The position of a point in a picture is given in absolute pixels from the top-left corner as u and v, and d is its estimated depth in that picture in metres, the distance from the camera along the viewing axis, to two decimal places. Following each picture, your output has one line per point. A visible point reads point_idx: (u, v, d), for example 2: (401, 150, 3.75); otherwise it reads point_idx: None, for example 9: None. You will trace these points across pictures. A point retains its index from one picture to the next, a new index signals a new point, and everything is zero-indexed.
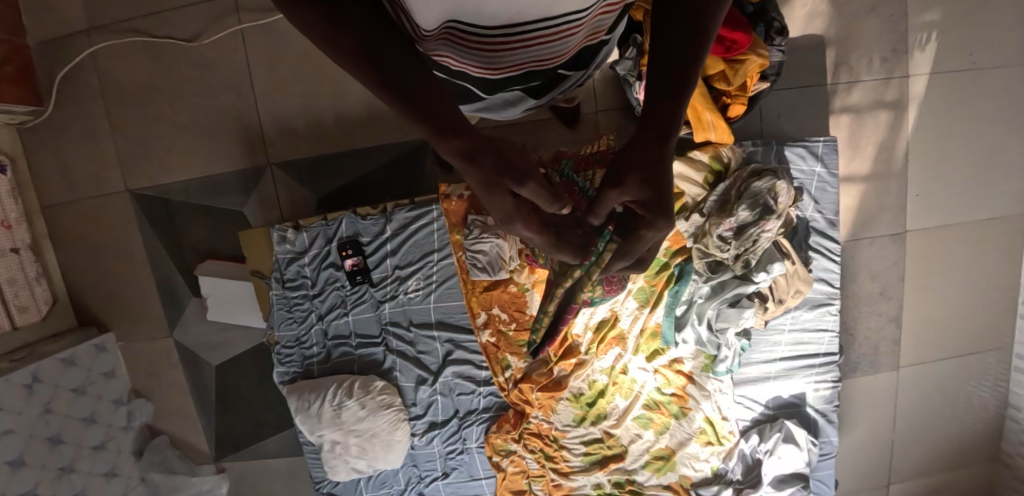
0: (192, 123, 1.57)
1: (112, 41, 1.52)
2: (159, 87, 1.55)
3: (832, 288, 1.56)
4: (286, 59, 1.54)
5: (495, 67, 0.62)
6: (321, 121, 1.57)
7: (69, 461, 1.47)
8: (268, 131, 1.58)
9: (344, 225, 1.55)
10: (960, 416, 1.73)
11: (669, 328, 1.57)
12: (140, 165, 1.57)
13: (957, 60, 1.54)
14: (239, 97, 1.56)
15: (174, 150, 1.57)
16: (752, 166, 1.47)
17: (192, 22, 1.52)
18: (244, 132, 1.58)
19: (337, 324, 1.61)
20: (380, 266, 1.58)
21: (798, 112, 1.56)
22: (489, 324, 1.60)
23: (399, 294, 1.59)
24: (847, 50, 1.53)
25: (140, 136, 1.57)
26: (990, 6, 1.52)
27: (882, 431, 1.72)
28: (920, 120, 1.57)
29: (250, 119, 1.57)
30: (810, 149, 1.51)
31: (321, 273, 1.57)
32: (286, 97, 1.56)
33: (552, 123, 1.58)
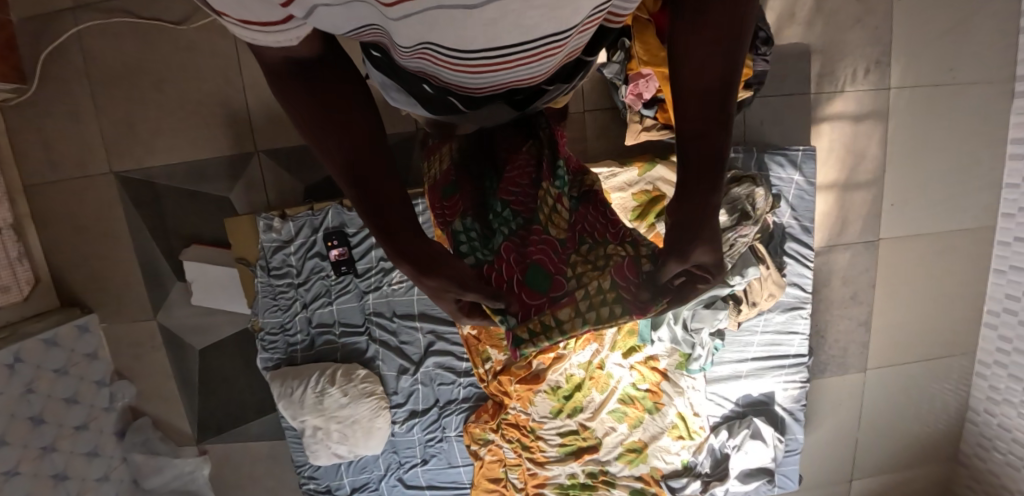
0: (179, 107, 1.57)
1: (99, 21, 1.51)
2: (146, 69, 1.54)
3: (804, 292, 1.61)
4: None
5: (481, 85, 0.62)
6: None
7: (51, 440, 1.49)
8: (256, 117, 1.58)
9: (331, 215, 1.57)
10: (921, 418, 1.81)
11: (646, 326, 1.61)
12: (125, 148, 1.57)
13: (937, 74, 1.58)
14: (227, 82, 1.56)
15: (160, 134, 1.57)
16: (733, 172, 1.52)
17: (181, 5, 1.51)
18: (232, 118, 1.58)
19: (321, 312, 1.63)
20: (365, 256, 1.60)
21: (780, 120, 1.59)
22: None
23: (384, 285, 1.61)
24: (831, 60, 1.56)
25: (127, 119, 1.56)
26: (972, 23, 1.55)
27: (847, 430, 1.79)
28: (899, 131, 1.61)
29: (238, 105, 1.57)
30: (789, 157, 1.54)
31: (307, 262, 1.59)
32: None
33: None
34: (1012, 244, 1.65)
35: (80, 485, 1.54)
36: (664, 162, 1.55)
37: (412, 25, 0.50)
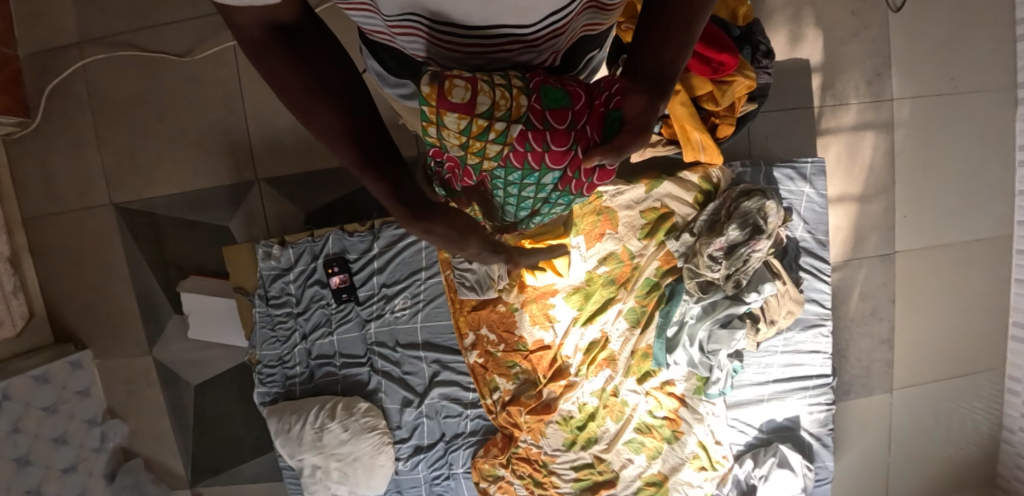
0: (181, 137, 1.56)
1: (105, 54, 1.53)
2: (149, 100, 1.55)
3: (824, 308, 1.55)
4: None
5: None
6: (310, 137, 1.57)
7: (36, 483, 1.41)
8: (257, 145, 1.57)
9: (332, 241, 1.54)
10: (955, 441, 1.70)
11: (660, 349, 1.55)
12: (126, 178, 1.56)
13: (939, 84, 1.56)
14: (229, 111, 1.56)
15: (161, 164, 1.56)
16: (742, 186, 1.48)
17: (186, 37, 1.53)
18: (234, 146, 1.57)
19: (321, 343, 1.57)
20: (367, 283, 1.56)
21: (785, 132, 1.58)
22: (477, 345, 1.56)
23: (385, 313, 1.56)
24: (833, 73, 1.55)
25: (129, 149, 1.56)
26: (970, 32, 1.55)
27: (877, 456, 1.69)
28: (906, 142, 1.59)
29: (240, 133, 1.57)
30: (798, 171, 1.51)
31: (306, 290, 1.54)
32: (277, 110, 1.56)
33: None
34: None
35: None
36: (670, 179, 1.50)
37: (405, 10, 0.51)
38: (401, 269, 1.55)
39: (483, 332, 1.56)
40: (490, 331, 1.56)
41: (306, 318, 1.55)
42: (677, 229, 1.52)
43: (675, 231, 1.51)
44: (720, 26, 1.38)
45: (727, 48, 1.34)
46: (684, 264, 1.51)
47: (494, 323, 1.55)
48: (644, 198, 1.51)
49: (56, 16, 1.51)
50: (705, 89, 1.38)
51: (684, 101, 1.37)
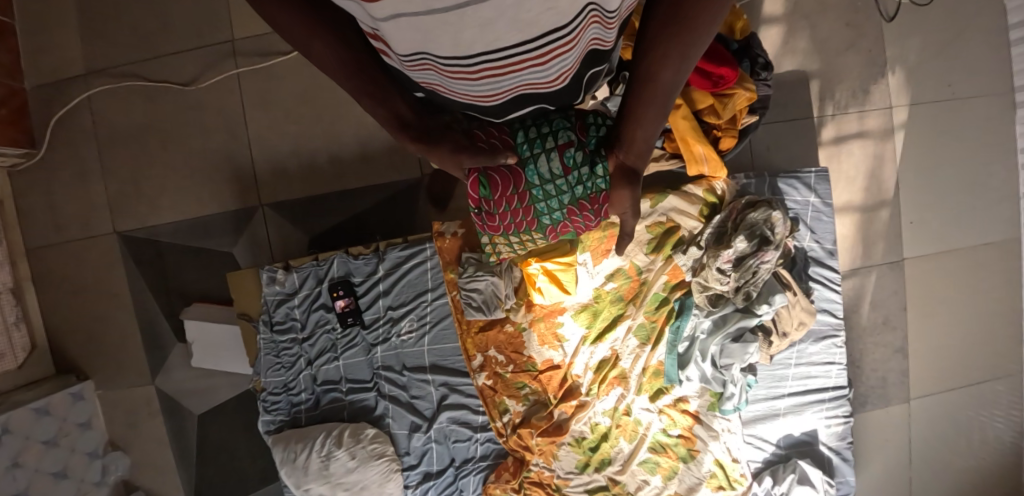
0: (185, 164, 1.57)
1: (111, 85, 1.55)
2: (153, 129, 1.56)
3: (836, 318, 1.52)
4: (281, 101, 1.57)
5: (488, 94, 0.65)
6: (314, 161, 1.58)
7: None
8: (261, 170, 1.58)
9: (337, 264, 1.49)
10: (979, 452, 1.65)
11: (672, 365, 1.52)
12: (130, 206, 1.56)
13: (936, 91, 1.58)
14: (232, 137, 1.57)
15: (165, 191, 1.56)
16: (747, 197, 1.47)
17: (190, 66, 1.55)
18: (237, 172, 1.57)
19: (327, 369, 1.52)
20: (372, 307, 1.50)
21: (785, 144, 1.58)
22: (485, 367, 1.53)
23: (391, 337, 1.50)
24: (829, 84, 1.57)
25: (133, 178, 1.56)
26: (964, 39, 1.57)
27: (898, 469, 1.64)
28: (907, 148, 1.59)
29: (243, 160, 1.58)
30: (802, 180, 1.49)
31: (311, 315, 1.49)
32: (280, 136, 1.58)
33: None
34: None
35: None
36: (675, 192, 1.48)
37: (401, 27, 0.50)
38: (407, 290, 1.49)
39: (491, 353, 1.53)
40: (498, 351, 1.53)
41: (310, 345, 1.51)
42: (684, 243, 1.49)
43: (683, 244, 1.48)
44: (718, 41, 1.39)
45: (726, 61, 1.34)
46: (693, 278, 1.48)
47: (502, 345, 1.53)
48: (650, 213, 1.48)
49: (63, 50, 1.54)
50: (705, 103, 1.37)
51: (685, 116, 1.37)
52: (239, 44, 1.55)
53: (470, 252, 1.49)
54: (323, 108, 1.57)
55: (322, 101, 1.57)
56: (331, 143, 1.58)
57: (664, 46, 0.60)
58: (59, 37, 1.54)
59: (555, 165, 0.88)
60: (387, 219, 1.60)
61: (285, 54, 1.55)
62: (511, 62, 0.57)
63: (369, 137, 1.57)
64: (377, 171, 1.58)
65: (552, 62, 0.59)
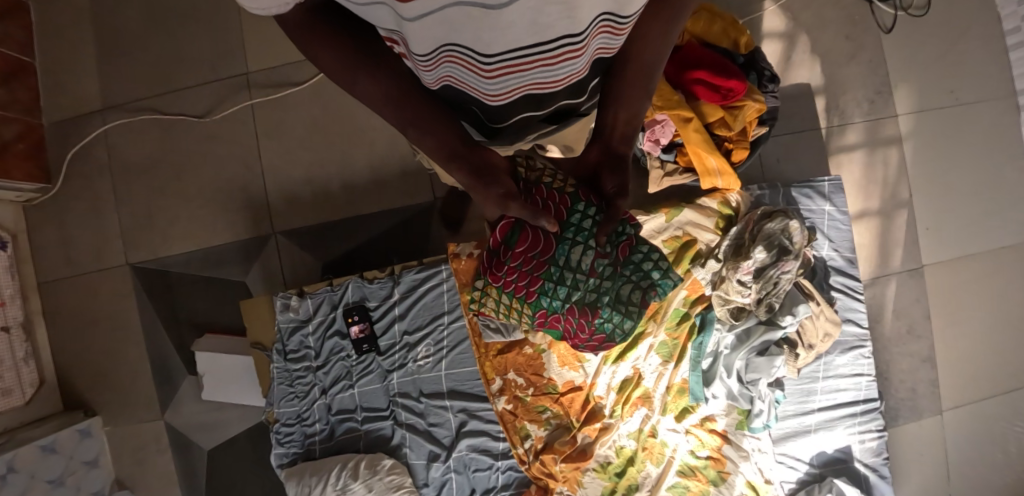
0: (199, 194, 1.57)
1: (127, 119, 1.57)
2: (167, 160, 1.57)
3: (862, 328, 1.49)
4: (294, 130, 1.58)
5: (503, 100, 0.62)
6: (326, 188, 1.58)
7: None
8: (274, 198, 1.58)
9: (352, 289, 1.46)
10: (1021, 466, 1.59)
11: (697, 383, 1.48)
12: (143, 238, 1.55)
13: (940, 98, 1.60)
14: (245, 167, 1.58)
15: (178, 222, 1.56)
16: (762, 208, 1.46)
17: (205, 99, 1.58)
18: (250, 201, 1.57)
19: (342, 398, 1.47)
20: (388, 332, 1.47)
21: (795, 156, 1.59)
22: (505, 391, 1.48)
23: (408, 363, 1.46)
24: (835, 95, 1.60)
25: (147, 209, 1.56)
26: (962, 47, 1.60)
27: (937, 486, 1.57)
28: (916, 155, 1.60)
29: (256, 188, 1.58)
30: (816, 189, 1.48)
31: (325, 342, 1.45)
32: (293, 165, 1.58)
33: None
34: None
35: None
36: (691, 206, 1.46)
37: (429, 26, 0.50)
38: (423, 314, 1.47)
39: (510, 376, 1.48)
40: (517, 375, 1.49)
41: (326, 373, 1.46)
42: (702, 256, 1.47)
43: (701, 258, 1.46)
44: (723, 55, 1.40)
45: (733, 74, 1.36)
46: (713, 292, 1.46)
47: (521, 367, 1.49)
48: (665, 227, 1.46)
49: (81, 86, 1.57)
50: (715, 116, 1.39)
51: (695, 129, 1.37)
52: (253, 76, 1.58)
53: None
54: (336, 135, 1.58)
55: (334, 128, 1.58)
56: (343, 169, 1.58)
57: (630, 66, 0.66)
58: (77, 74, 1.57)
59: (585, 262, 0.92)
60: (400, 243, 1.58)
61: (299, 84, 1.58)
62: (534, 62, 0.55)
63: (381, 162, 1.58)
64: (390, 196, 1.58)
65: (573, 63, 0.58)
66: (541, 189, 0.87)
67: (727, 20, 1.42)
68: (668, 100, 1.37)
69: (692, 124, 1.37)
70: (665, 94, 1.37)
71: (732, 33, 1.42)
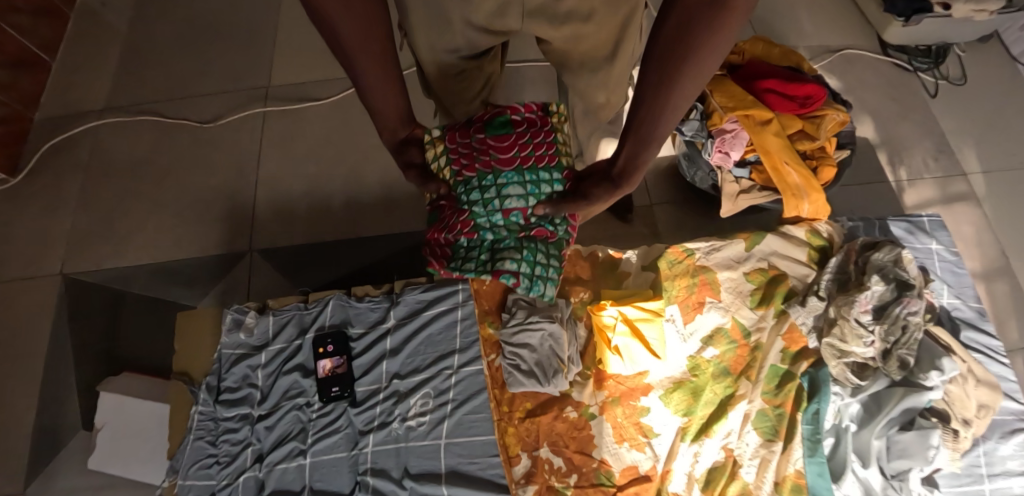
0: (174, 201, 1.34)
1: (123, 121, 1.43)
2: (150, 164, 1.38)
3: (1020, 405, 1.09)
4: (298, 147, 1.36)
5: None
6: (328, 205, 1.29)
7: None
8: (263, 208, 1.30)
9: (332, 309, 1.07)
10: None
11: (821, 477, 0.97)
12: (93, 244, 1.31)
13: (1006, 160, 1.45)
14: (238, 174, 1.34)
15: (143, 228, 1.32)
16: (861, 240, 1.16)
17: (213, 107, 1.42)
18: (234, 212, 1.31)
19: (283, 472, 0.96)
20: (371, 374, 1.02)
21: (878, 208, 1.37)
22: (535, 477, 0.96)
23: (393, 420, 0.98)
24: (897, 151, 1.45)
25: (110, 212, 1.34)
26: (1010, 115, 1.51)
27: None
28: (1004, 215, 1.38)
29: (245, 199, 1.32)
30: (916, 225, 1.22)
31: (278, 382, 1.01)
32: (293, 178, 1.33)
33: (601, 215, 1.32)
34: None
35: None
36: (775, 233, 1.16)
37: None
38: (425, 351, 1.03)
39: (543, 454, 0.98)
40: (555, 454, 0.98)
41: (269, 430, 0.99)
42: (798, 296, 1.12)
43: (797, 296, 1.11)
44: (792, 70, 1.25)
45: (809, 82, 1.19)
46: (823, 341, 1.07)
47: (561, 442, 0.99)
48: (746, 257, 1.14)
49: (86, 86, 1.47)
50: (794, 126, 1.17)
51: (776, 133, 1.15)
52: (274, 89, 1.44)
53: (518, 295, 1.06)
54: (346, 150, 1.34)
55: (349, 142, 1.35)
56: (350, 187, 1.30)
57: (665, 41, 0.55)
58: (86, 77, 1.49)
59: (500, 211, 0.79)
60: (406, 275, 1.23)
61: (319, 98, 1.41)
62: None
63: (395, 182, 1.28)
64: (398, 218, 1.26)
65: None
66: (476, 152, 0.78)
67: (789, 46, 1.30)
68: (740, 100, 1.16)
69: (771, 127, 1.15)
70: (737, 95, 1.17)
71: (796, 57, 1.28)
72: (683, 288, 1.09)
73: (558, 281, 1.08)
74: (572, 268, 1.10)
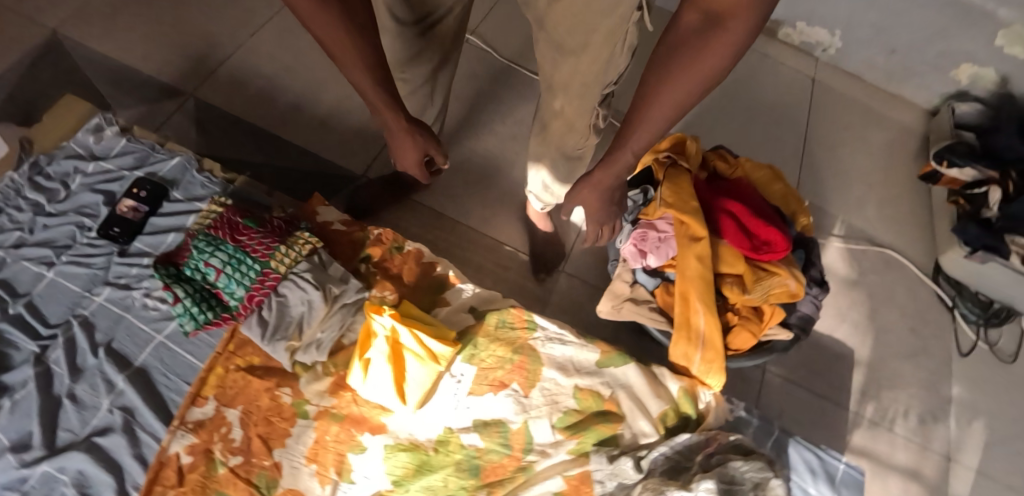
0: (147, 17, 1.24)
1: None
2: None
3: None
4: (294, 41, 1.25)
5: None
6: (271, 98, 1.18)
7: None
8: (220, 73, 1.19)
9: (173, 165, 0.96)
10: None
11: None
12: (66, 15, 1.22)
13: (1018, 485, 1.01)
14: (229, 36, 1.24)
15: (108, 24, 1.22)
16: (737, 437, 0.89)
17: None
18: (197, 61, 1.20)
19: (19, 270, 0.88)
20: (156, 238, 0.91)
21: (801, 428, 1.04)
22: (200, 430, 0.82)
23: (135, 289, 0.88)
24: (880, 383, 1.08)
25: (111, 8, 1.24)
26: None
27: None
28: None
29: (214, 57, 1.20)
30: (825, 468, 0.92)
31: (82, 194, 0.93)
32: (265, 59, 1.21)
33: (503, 253, 1.12)
34: None
35: None
36: (642, 366, 0.94)
37: None
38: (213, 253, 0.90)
39: (229, 413, 0.84)
40: (237, 422, 0.84)
41: (41, 231, 0.90)
42: (619, 447, 0.88)
43: (614, 447, 0.87)
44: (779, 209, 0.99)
45: (778, 226, 0.94)
46: None
47: (253, 414, 0.84)
48: (591, 371, 0.92)
49: None
50: (733, 269, 0.93)
51: (701, 257, 0.90)
52: None
53: (326, 251, 0.91)
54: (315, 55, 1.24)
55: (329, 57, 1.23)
56: (303, 92, 1.20)
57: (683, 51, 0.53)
58: None
59: (204, 265, 0.85)
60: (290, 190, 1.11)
61: None
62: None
63: (335, 110, 1.19)
64: (309, 139, 1.15)
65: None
66: (238, 219, 0.89)
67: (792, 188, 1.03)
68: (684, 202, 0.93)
69: (698, 249, 0.90)
70: (683, 194, 0.94)
71: (794, 203, 1.01)
72: (491, 356, 0.90)
73: (375, 266, 0.92)
74: (397, 262, 0.93)
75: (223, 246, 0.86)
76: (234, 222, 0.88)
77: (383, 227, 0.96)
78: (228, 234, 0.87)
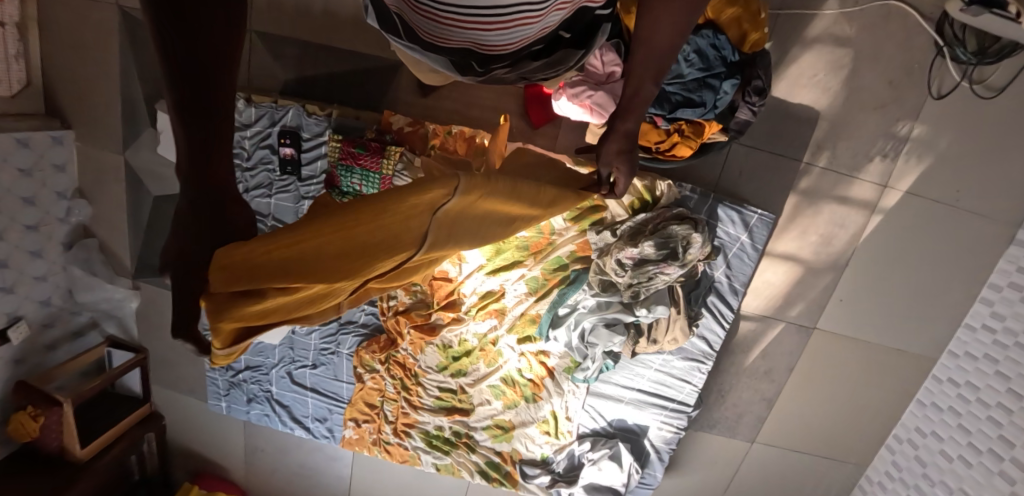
0: None
1: None
2: None
3: (709, 348, 1.71)
4: None
5: (494, 47, 0.73)
6: (358, 19, 1.58)
7: (35, 221, 1.67)
8: (317, 13, 1.58)
9: (291, 115, 1.59)
10: (811, 469, 1.86)
11: (546, 321, 1.68)
12: None
13: (935, 169, 1.53)
14: None
15: None
16: (679, 209, 1.54)
17: None
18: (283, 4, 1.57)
19: (259, 201, 1.67)
20: (312, 164, 1.63)
21: (762, 177, 1.59)
22: None
23: (319, 195, 1.65)
24: (838, 134, 1.54)
25: None
26: (970, 128, 1.50)
27: (720, 471, 1.88)
28: (890, 205, 1.58)
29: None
30: (743, 217, 1.58)
31: (257, 151, 1.62)
32: None
33: (543, 103, 1.59)
34: (960, 358, 1.63)
35: (18, 277, 1.66)
36: None
37: None
38: None
39: None
40: None
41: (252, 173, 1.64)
42: (603, 225, 1.59)
43: (600, 225, 1.59)
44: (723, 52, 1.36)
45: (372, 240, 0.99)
46: (596, 258, 1.59)
47: None
48: None
49: None
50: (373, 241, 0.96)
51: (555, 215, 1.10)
52: None
53: (408, 150, 1.60)
54: None
55: None
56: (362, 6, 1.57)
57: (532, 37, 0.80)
58: None
59: (350, 182, 1.60)
60: (387, 92, 1.64)
61: None
62: (512, 14, 0.66)
63: None
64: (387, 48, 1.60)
65: (542, 24, 0.71)
66: (354, 154, 1.56)
67: (747, 10, 1.36)
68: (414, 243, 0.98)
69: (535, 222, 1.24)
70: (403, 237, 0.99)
71: (745, 25, 1.37)
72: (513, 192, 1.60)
73: (440, 149, 1.61)
74: (452, 141, 1.61)
75: (354, 169, 1.58)
76: (352, 154, 1.56)
77: (435, 123, 1.60)
78: (352, 161, 1.57)
